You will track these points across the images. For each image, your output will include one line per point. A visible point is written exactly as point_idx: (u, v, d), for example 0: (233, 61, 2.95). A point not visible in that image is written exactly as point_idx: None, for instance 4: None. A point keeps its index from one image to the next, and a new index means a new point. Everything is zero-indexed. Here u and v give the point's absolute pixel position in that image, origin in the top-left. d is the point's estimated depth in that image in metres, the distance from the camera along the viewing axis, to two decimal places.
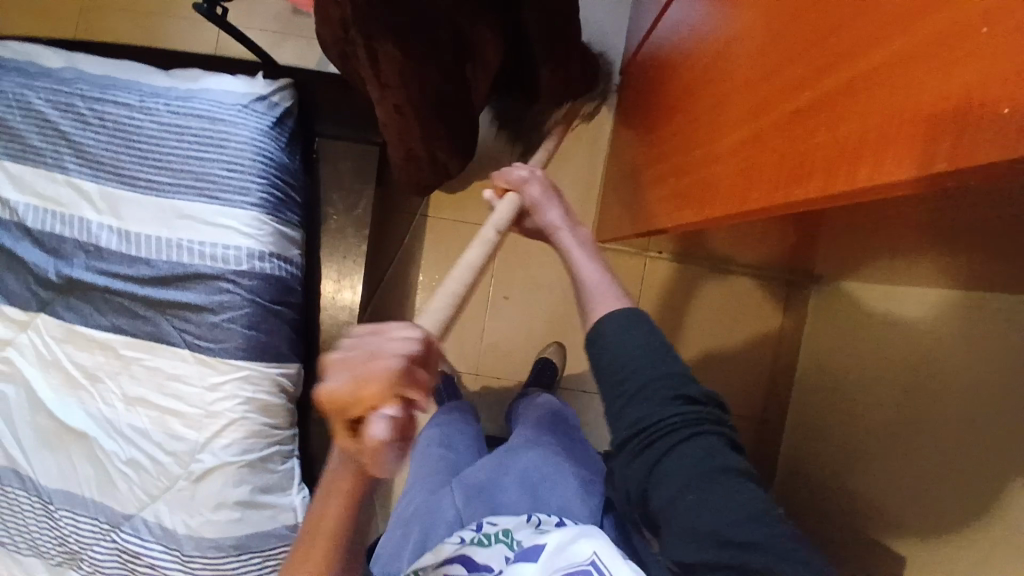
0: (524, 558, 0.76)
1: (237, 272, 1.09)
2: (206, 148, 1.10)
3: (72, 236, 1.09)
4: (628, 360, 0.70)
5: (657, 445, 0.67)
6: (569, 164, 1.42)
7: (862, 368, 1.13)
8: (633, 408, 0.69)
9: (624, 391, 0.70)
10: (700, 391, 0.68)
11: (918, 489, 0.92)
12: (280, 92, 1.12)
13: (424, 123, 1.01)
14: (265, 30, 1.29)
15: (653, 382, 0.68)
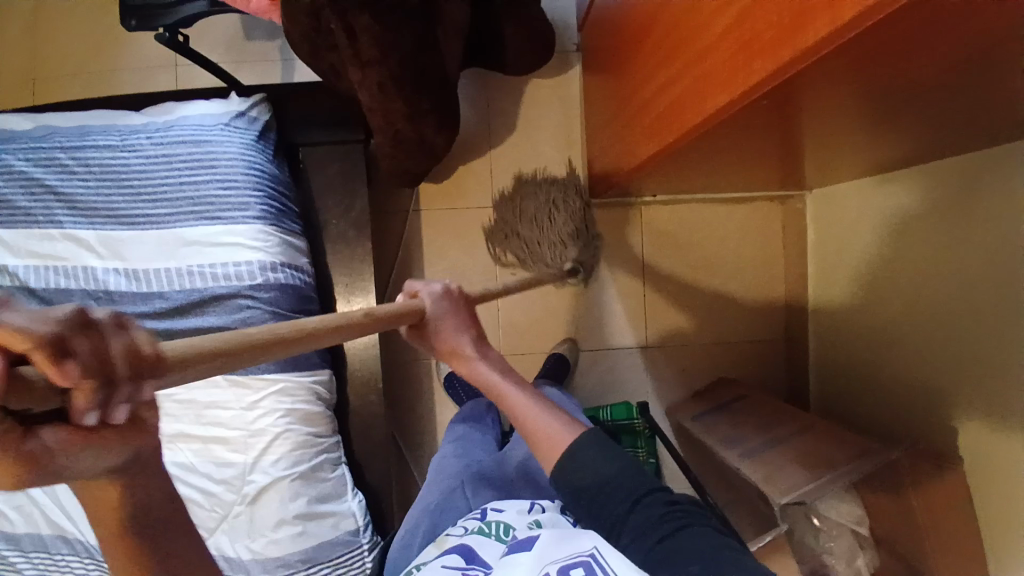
0: (521, 549, 0.65)
1: (252, 285, 0.92)
2: (193, 169, 0.93)
3: (69, 290, 0.92)
4: (608, 480, 0.68)
5: (661, 531, 0.63)
6: (548, 128, 1.36)
7: (903, 267, 1.08)
8: (635, 515, 0.66)
9: (619, 509, 0.67)
10: (675, 495, 0.68)
11: (947, 346, 0.99)
12: (258, 107, 1.01)
13: (408, 100, 0.86)
14: (223, 62, 1.33)
15: (643, 492, 0.67)
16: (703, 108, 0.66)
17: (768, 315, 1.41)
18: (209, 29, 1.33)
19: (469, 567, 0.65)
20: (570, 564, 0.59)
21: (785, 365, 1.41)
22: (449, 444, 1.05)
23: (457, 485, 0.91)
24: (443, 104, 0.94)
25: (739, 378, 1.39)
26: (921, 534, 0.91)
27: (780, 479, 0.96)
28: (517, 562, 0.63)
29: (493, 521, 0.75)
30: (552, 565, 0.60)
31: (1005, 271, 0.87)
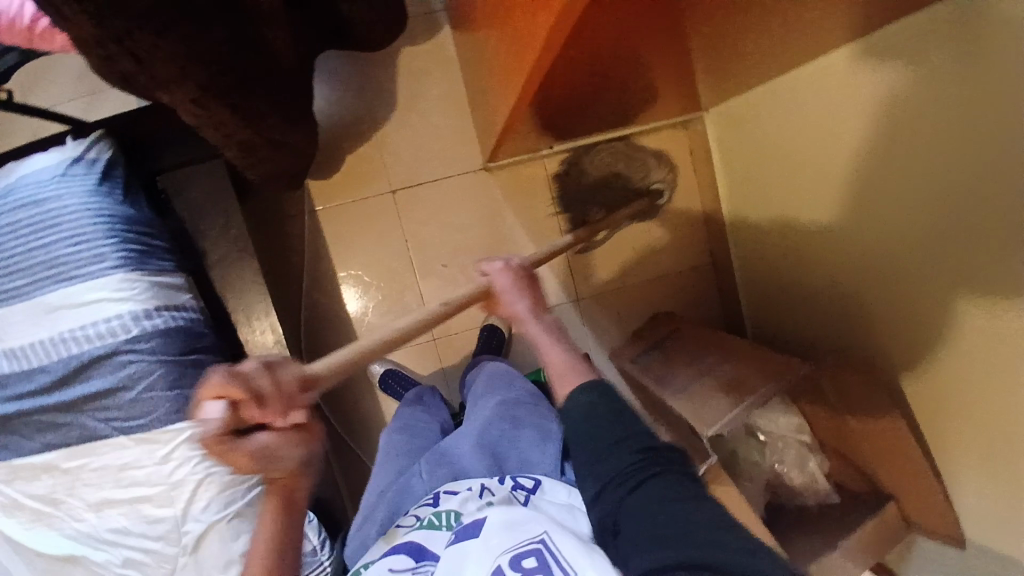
0: (468, 537, 0.65)
1: (129, 339, 0.88)
2: (36, 231, 0.87)
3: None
4: (590, 425, 0.63)
5: (634, 490, 0.57)
6: (430, 96, 1.29)
7: (784, 171, 1.07)
8: (604, 463, 0.60)
9: (591, 457, 0.62)
10: (662, 442, 0.61)
11: (836, 249, 0.98)
12: (96, 146, 0.93)
13: (236, 110, 0.79)
14: (74, 96, 1.21)
15: (618, 444, 0.61)
16: (536, 32, 0.65)
17: (691, 243, 1.40)
18: (41, 65, 1.21)
19: (419, 565, 0.67)
20: (520, 556, 0.59)
21: (717, 288, 1.40)
22: (393, 427, 1.01)
23: (414, 470, 0.89)
24: (286, 105, 0.88)
25: (675, 310, 1.39)
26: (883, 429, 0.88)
27: (709, 412, 0.96)
28: (468, 555, 0.62)
29: (442, 510, 0.74)
30: (501, 555, 0.60)
31: (857, 163, 0.87)
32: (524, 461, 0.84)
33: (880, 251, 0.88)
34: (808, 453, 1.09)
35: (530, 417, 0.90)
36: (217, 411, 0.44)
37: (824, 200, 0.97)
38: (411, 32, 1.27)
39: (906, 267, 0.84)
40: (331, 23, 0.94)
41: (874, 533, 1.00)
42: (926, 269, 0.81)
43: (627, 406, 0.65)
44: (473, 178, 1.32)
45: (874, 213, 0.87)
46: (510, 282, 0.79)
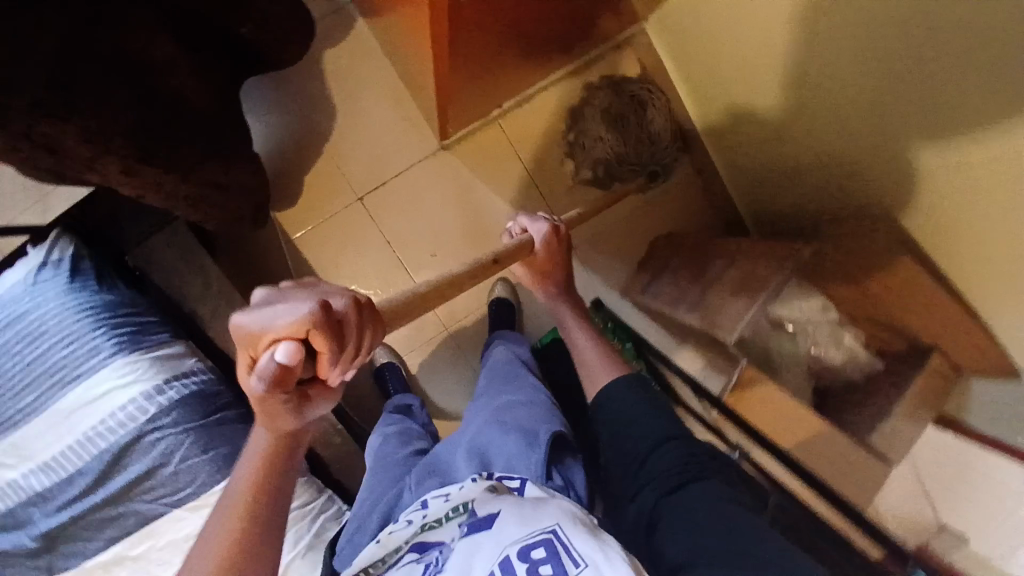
0: (479, 528, 0.60)
1: (150, 419, 0.87)
2: (30, 343, 0.87)
3: (14, 508, 0.90)
4: (644, 421, 0.77)
5: (674, 480, 0.71)
6: (364, 93, 1.26)
7: (733, 54, 1.03)
8: (657, 459, 0.74)
9: (640, 455, 0.75)
10: (704, 449, 0.75)
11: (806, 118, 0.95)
12: (57, 245, 0.92)
13: (164, 165, 0.78)
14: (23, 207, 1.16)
15: (663, 443, 0.75)
16: None
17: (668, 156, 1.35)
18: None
19: (422, 557, 0.62)
20: (530, 544, 0.56)
21: (707, 193, 1.37)
22: (378, 443, 1.02)
23: (406, 483, 0.87)
24: (215, 146, 0.86)
25: (672, 228, 1.36)
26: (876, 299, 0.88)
27: (728, 318, 0.95)
28: (476, 547, 0.58)
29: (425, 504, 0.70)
30: (511, 545, 0.57)
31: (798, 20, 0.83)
32: (509, 457, 0.81)
33: (845, 109, 0.85)
34: (841, 328, 1.04)
35: (520, 415, 0.88)
36: (286, 354, 0.42)
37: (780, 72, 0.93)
38: (325, 34, 1.23)
39: (874, 118, 0.81)
40: (234, 49, 0.92)
41: (926, 385, 0.98)
42: (894, 113, 0.77)
43: (668, 415, 0.79)
44: (434, 161, 1.29)
45: (830, 70, 0.83)
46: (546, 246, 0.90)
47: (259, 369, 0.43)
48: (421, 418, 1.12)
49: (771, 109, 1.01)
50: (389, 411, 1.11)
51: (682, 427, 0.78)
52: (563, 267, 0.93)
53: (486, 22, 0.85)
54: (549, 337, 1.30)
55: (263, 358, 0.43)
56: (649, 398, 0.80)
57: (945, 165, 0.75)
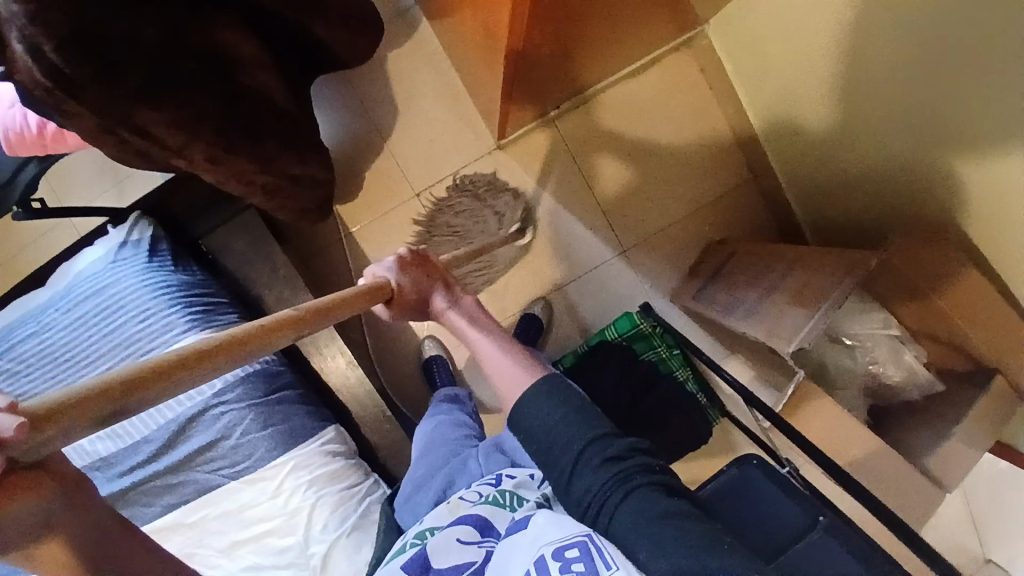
0: (518, 530, 0.63)
1: (216, 393, 0.96)
2: (111, 316, 0.92)
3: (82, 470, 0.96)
4: (551, 439, 0.64)
5: (611, 499, 0.61)
6: (426, 92, 1.29)
7: (801, 63, 1.01)
8: (578, 478, 0.63)
9: (567, 461, 0.64)
10: (621, 446, 0.64)
11: (874, 130, 0.92)
12: (137, 226, 0.98)
13: (248, 154, 0.82)
14: (100, 193, 1.21)
15: (581, 450, 0.63)
16: None
17: (726, 162, 1.34)
18: (55, 174, 1.21)
19: (482, 540, 0.65)
20: (565, 544, 0.57)
21: (764, 203, 1.34)
22: (439, 418, 1.00)
23: (472, 453, 0.89)
24: (294, 140, 0.90)
25: (724, 236, 1.34)
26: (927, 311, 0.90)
27: (783, 328, 0.93)
28: (515, 544, 0.61)
29: (505, 490, 0.73)
30: (546, 544, 0.58)
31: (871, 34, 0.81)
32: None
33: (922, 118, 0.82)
34: (902, 345, 1.01)
35: None
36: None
37: (848, 80, 0.91)
38: (392, 35, 1.27)
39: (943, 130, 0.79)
40: (312, 49, 0.95)
41: (989, 410, 0.94)
42: (962, 129, 0.75)
43: (585, 406, 0.67)
44: (489, 160, 1.31)
45: (900, 81, 0.81)
46: (410, 285, 0.82)
47: None
48: (470, 409, 1.08)
49: (838, 118, 0.99)
50: (438, 400, 1.06)
51: (602, 416, 0.66)
52: (434, 281, 0.83)
53: (558, 30, 0.87)
54: (594, 338, 1.29)
55: None
56: (565, 398, 0.67)
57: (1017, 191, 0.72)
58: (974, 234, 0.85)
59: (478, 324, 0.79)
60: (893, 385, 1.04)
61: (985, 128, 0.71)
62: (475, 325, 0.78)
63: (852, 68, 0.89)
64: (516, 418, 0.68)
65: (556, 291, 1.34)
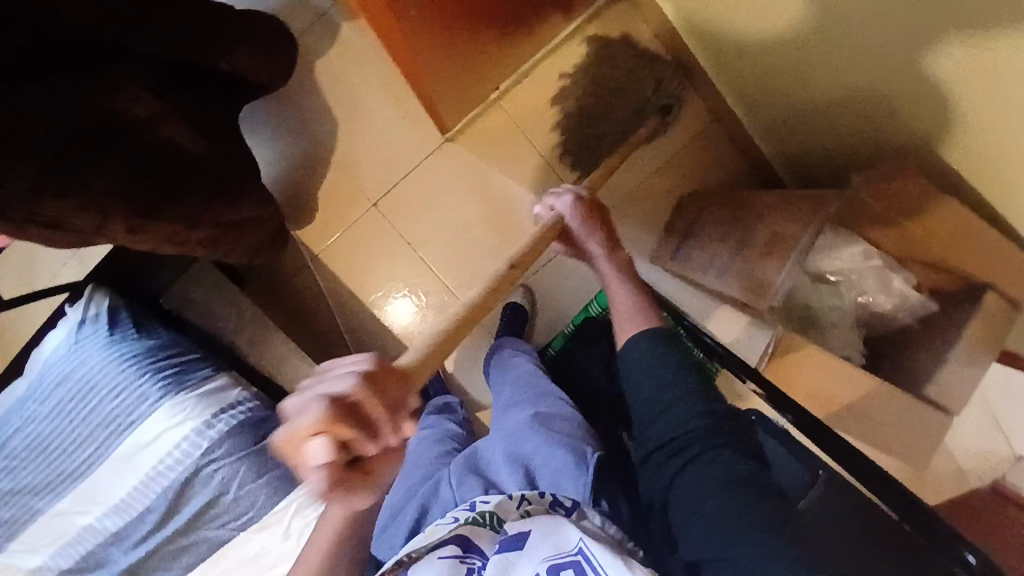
0: (512, 547, 0.65)
1: (205, 453, 0.92)
2: (87, 397, 0.91)
3: (93, 549, 0.93)
4: (673, 393, 0.73)
5: (689, 453, 0.70)
6: (361, 97, 1.24)
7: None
8: (669, 438, 0.72)
9: (657, 410, 0.74)
10: (722, 408, 0.73)
11: (822, 57, 0.86)
12: (92, 300, 0.96)
13: (172, 216, 0.79)
14: (57, 267, 1.17)
15: (678, 396, 0.73)
16: None
17: (684, 108, 1.28)
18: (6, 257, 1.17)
19: (466, 556, 0.67)
20: (561, 564, 0.63)
21: (730, 142, 1.29)
22: (427, 433, 1.10)
23: (443, 474, 0.95)
24: (224, 187, 0.87)
25: (696, 185, 1.29)
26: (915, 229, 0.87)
27: (760, 284, 0.89)
28: (511, 562, 0.64)
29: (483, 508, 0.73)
30: (541, 562, 0.63)
31: None
32: (555, 473, 0.82)
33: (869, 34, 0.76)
34: (890, 273, 0.96)
35: (562, 429, 0.88)
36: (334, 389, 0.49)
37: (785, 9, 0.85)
38: (315, 45, 1.22)
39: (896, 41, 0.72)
40: (219, 84, 0.92)
41: (984, 324, 0.91)
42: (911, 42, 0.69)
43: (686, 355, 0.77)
44: (441, 155, 1.27)
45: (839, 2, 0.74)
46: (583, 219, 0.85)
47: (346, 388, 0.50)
48: (460, 416, 1.16)
49: (785, 49, 0.92)
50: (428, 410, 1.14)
51: (700, 377, 0.75)
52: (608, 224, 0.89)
53: None
54: (580, 317, 1.27)
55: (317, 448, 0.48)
56: (671, 357, 0.76)
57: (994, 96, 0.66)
58: (947, 151, 0.80)
59: (625, 270, 0.87)
60: (887, 313, 1.00)
61: (941, 34, 0.65)
62: (621, 268, 0.87)
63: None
64: (624, 361, 0.79)
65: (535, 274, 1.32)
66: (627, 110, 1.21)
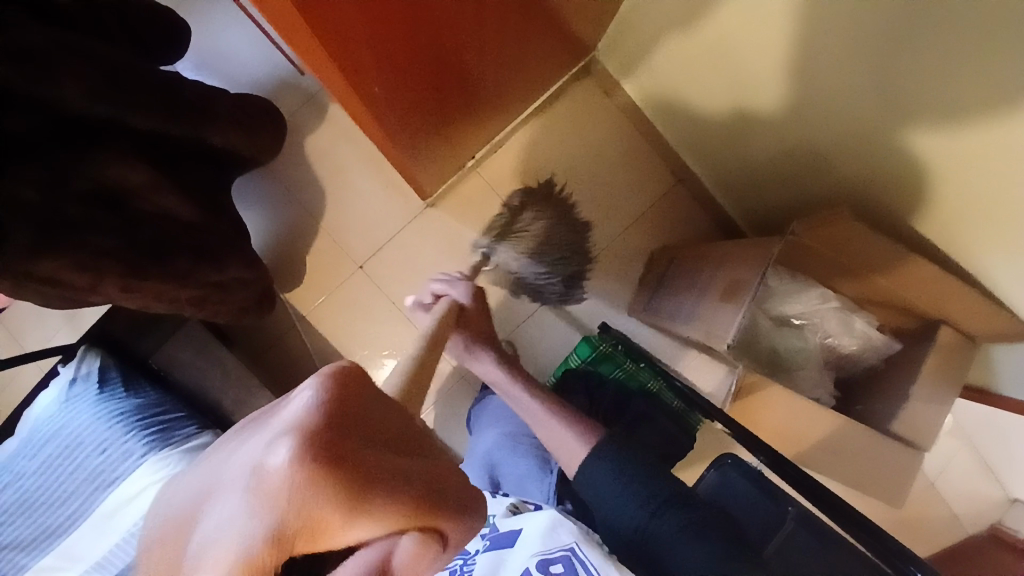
0: (501, 545, 0.67)
1: None
2: (73, 453, 0.95)
3: None
4: (620, 495, 0.75)
5: (677, 545, 0.68)
6: (347, 167, 1.33)
7: (687, 77, 1.04)
8: (657, 523, 0.70)
9: (640, 512, 0.72)
10: (687, 500, 0.72)
11: (759, 123, 0.97)
12: (85, 360, 1.02)
13: (168, 274, 0.85)
14: (37, 340, 1.17)
15: (655, 506, 0.72)
16: (353, 107, 0.75)
17: (651, 170, 1.36)
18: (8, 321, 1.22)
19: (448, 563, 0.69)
20: (550, 560, 0.62)
21: (696, 199, 1.36)
22: None
23: None
24: (214, 249, 0.94)
25: (666, 242, 1.36)
26: (864, 268, 0.93)
27: (717, 327, 0.94)
28: (500, 557, 0.65)
29: None
30: (531, 557, 0.63)
31: (735, 35, 0.84)
32: (520, 479, 0.92)
33: (804, 106, 0.84)
34: (850, 314, 1.01)
35: (528, 439, 0.97)
36: (410, 550, 0.37)
37: (734, 77, 0.92)
38: (304, 123, 1.32)
39: (831, 110, 0.80)
40: (209, 160, 0.99)
41: (941, 361, 0.95)
42: (863, 101, 0.74)
43: (638, 464, 0.78)
44: (422, 219, 1.34)
45: (787, 64, 0.80)
46: (470, 301, 0.94)
47: (397, 532, 0.37)
48: None
49: (736, 119, 1.01)
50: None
51: (659, 479, 0.75)
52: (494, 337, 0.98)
53: (439, 114, 0.91)
54: (560, 369, 1.30)
55: (364, 562, 0.35)
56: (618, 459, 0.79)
57: (934, 150, 0.71)
58: (904, 214, 0.85)
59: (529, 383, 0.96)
60: (852, 354, 1.04)
61: (890, 111, 0.71)
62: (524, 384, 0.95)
63: (725, 69, 0.92)
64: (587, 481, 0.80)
65: (515, 329, 1.35)
66: (551, 244, 1.34)
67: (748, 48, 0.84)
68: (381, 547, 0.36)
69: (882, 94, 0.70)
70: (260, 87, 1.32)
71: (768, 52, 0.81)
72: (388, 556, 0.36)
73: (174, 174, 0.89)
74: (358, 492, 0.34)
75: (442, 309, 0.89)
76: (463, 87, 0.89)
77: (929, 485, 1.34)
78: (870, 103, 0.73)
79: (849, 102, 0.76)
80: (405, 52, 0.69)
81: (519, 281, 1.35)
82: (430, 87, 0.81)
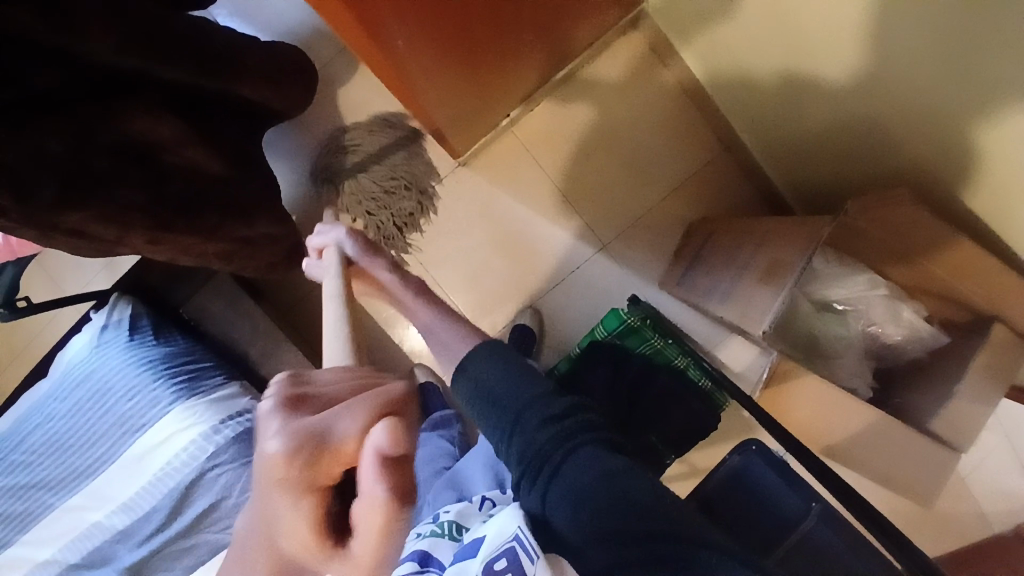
0: (465, 556, 0.63)
1: (209, 459, 0.94)
2: (104, 398, 0.98)
3: (100, 546, 0.96)
4: (502, 399, 0.66)
5: (557, 458, 0.61)
6: (378, 122, 1.30)
7: (740, 39, 0.96)
8: (525, 436, 0.63)
9: (520, 418, 0.64)
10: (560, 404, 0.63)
11: (814, 92, 0.89)
12: (117, 307, 1.04)
13: (192, 229, 0.85)
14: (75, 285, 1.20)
15: (532, 410, 0.64)
16: (378, 64, 0.73)
17: (694, 137, 1.29)
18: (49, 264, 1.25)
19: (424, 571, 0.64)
20: (495, 556, 0.59)
21: (740, 170, 1.29)
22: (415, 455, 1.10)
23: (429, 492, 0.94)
24: (241, 204, 0.93)
25: (704, 214, 1.30)
26: (919, 257, 0.86)
27: (754, 310, 0.90)
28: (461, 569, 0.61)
29: (443, 521, 0.73)
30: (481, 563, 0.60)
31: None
32: None
33: (867, 77, 0.77)
34: (898, 302, 0.94)
35: None
36: (387, 431, 0.39)
37: (792, 41, 0.84)
38: (337, 75, 1.29)
39: (896, 83, 0.73)
40: (237, 112, 0.97)
41: (994, 358, 0.89)
42: (931, 76, 0.67)
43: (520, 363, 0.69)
44: (452, 179, 1.31)
45: (849, 29, 0.73)
46: (360, 254, 0.82)
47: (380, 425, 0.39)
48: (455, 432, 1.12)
49: (791, 87, 0.94)
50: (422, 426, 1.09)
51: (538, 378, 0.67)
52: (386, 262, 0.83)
53: (471, 71, 0.87)
54: (585, 340, 1.24)
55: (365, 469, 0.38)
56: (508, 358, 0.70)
57: (995, 131, 0.64)
58: (966, 203, 0.78)
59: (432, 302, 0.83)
60: (896, 345, 0.98)
61: (963, 91, 0.64)
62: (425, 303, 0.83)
63: (784, 32, 0.85)
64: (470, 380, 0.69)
65: (542, 296, 1.33)
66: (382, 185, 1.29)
67: (809, 9, 0.77)
68: (371, 442, 0.39)
69: (954, 71, 0.63)
70: (294, 36, 1.28)
71: (832, 16, 0.74)
72: (377, 446, 0.39)
73: (201, 126, 0.87)
74: (311, 433, 0.39)
75: (329, 267, 0.80)
76: (496, 42, 0.84)
77: (961, 480, 1.28)
78: (940, 78, 0.66)
79: (917, 76, 0.69)
80: (433, 0, 0.65)
81: (356, 202, 1.29)
82: (459, 44, 0.77)
